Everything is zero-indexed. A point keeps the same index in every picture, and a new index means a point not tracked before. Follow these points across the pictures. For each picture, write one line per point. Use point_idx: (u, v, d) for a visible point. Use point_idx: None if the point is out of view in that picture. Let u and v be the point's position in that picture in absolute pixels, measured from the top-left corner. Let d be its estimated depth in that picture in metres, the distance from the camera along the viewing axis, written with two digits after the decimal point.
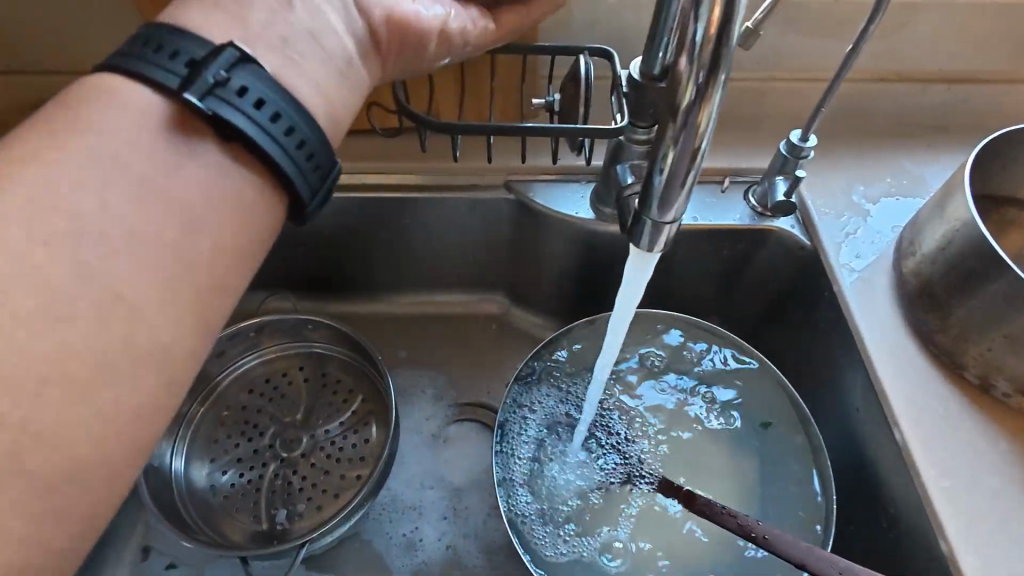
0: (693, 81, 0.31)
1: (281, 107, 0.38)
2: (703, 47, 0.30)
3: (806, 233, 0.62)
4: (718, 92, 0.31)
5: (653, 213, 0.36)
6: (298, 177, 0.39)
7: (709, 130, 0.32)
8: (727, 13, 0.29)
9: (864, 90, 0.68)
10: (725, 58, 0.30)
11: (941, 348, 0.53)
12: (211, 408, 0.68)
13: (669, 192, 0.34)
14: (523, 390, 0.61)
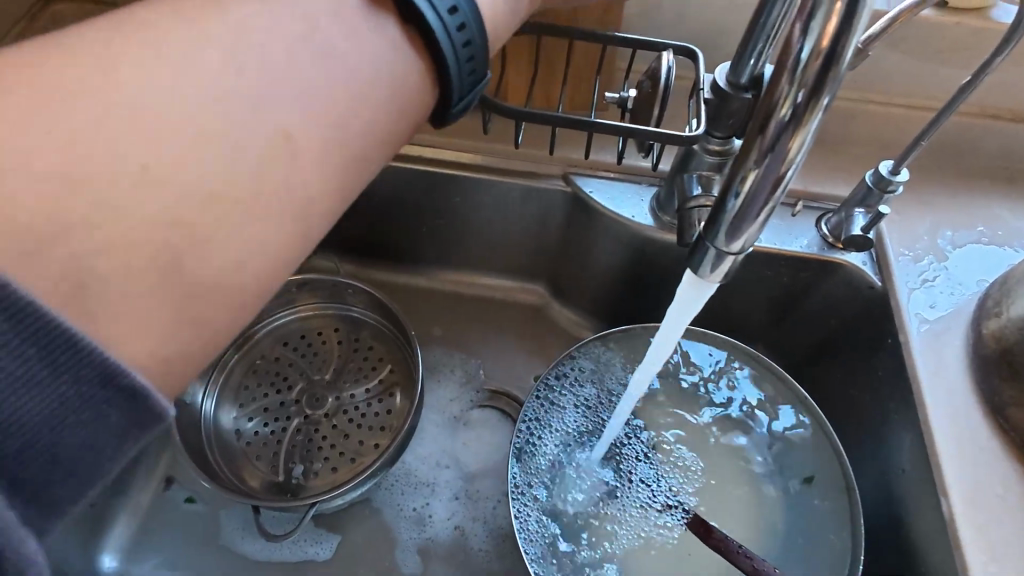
0: (791, 100, 0.28)
1: (461, 3, 0.35)
2: (809, 63, 0.27)
3: (878, 272, 0.58)
4: (818, 116, 0.28)
5: (716, 242, 0.33)
6: (455, 76, 0.36)
7: (800, 156, 0.29)
8: (843, 28, 0.26)
9: (972, 124, 0.62)
10: (833, 78, 0.27)
11: (1011, 423, 0.48)
12: (245, 356, 0.70)
13: (742, 220, 0.31)
14: (550, 389, 0.59)
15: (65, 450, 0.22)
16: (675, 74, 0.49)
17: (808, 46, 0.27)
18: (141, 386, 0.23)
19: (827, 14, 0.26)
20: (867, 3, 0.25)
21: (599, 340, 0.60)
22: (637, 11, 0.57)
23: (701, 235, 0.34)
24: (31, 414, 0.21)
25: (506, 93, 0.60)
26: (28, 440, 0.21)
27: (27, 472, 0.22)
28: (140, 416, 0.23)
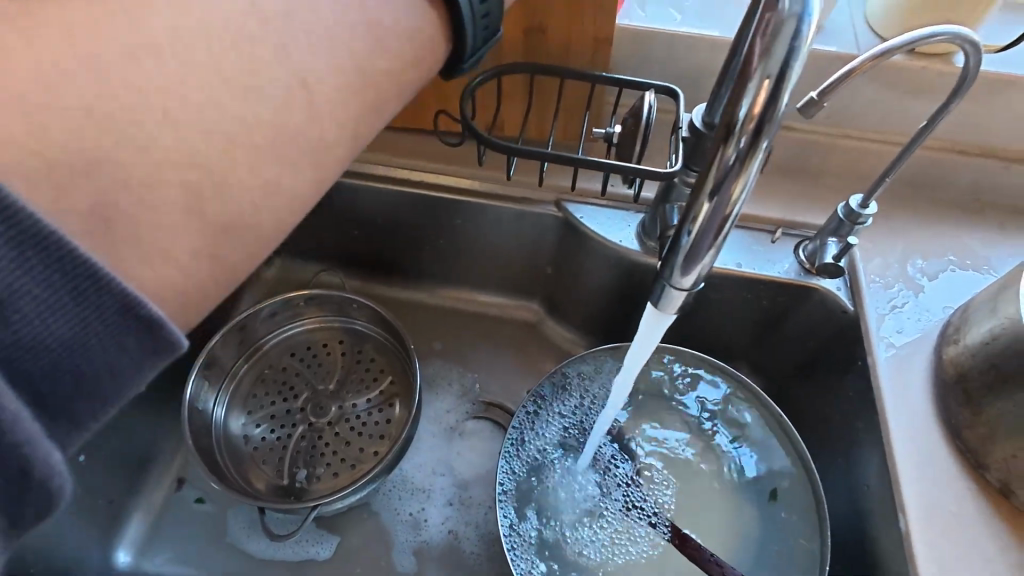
0: (731, 155, 0.32)
1: None
2: (745, 125, 0.31)
3: (851, 297, 0.61)
4: (755, 168, 0.32)
5: (672, 278, 0.36)
6: (468, 26, 0.41)
7: (742, 201, 0.33)
8: (771, 98, 0.30)
9: (942, 159, 0.65)
10: (765, 137, 0.31)
11: (967, 443, 0.51)
12: (254, 366, 0.74)
13: (694, 257, 0.34)
14: (537, 402, 0.63)
15: (87, 372, 0.26)
16: (656, 113, 0.53)
17: (743, 111, 0.31)
18: (153, 318, 0.26)
19: (758, 86, 0.30)
20: (790, 78, 0.30)
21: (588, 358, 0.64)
22: (625, 51, 0.61)
23: (660, 274, 0.37)
24: (58, 336, 0.25)
25: (502, 124, 0.64)
26: (54, 354, 0.25)
27: (57, 383, 0.25)
28: (154, 345, 0.26)
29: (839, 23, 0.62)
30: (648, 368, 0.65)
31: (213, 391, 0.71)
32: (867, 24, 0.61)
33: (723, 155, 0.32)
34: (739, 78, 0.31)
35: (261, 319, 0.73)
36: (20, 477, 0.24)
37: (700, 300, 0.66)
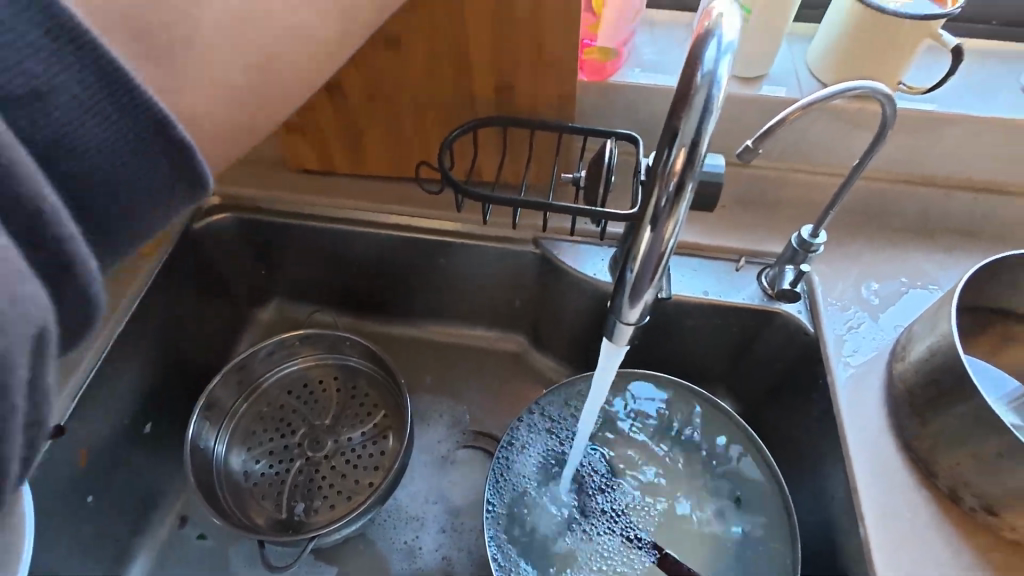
0: (658, 207, 0.37)
1: None
2: (668, 183, 0.36)
3: (811, 319, 0.65)
4: (681, 218, 0.37)
5: (622, 314, 0.41)
6: None
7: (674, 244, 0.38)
8: (688, 161, 0.35)
9: (888, 189, 0.71)
10: (686, 193, 0.36)
11: (917, 453, 0.55)
12: (253, 404, 0.78)
13: (637, 294, 0.39)
14: (522, 430, 0.66)
15: (124, 181, 0.30)
16: (616, 159, 0.58)
17: (666, 171, 0.36)
18: (181, 137, 0.30)
19: (676, 150, 0.35)
20: (702, 145, 0.34)
21: (567, 386, 0.67)
22: (588, 103, 0.67)
23: (612, 309, 0.42)
24: (103, 138, 0.28)
25: (479, 170, 0.69)
26: (96, 161, 0.29)
27: (97, 193, 0.29)
28: (184, 165, 0.31)
29: (784, 70, 0.68)
30: (627, 394, 0.69)
31: (214, 430, 0.74)
32: (809, 69, 0.67)
33: (653, 205, 0.37)
34: (664, 135, 0.36)
35: (259, 359, 0.77)
36: (59, 246, 0.26)
37: (672, 327, 0.70)
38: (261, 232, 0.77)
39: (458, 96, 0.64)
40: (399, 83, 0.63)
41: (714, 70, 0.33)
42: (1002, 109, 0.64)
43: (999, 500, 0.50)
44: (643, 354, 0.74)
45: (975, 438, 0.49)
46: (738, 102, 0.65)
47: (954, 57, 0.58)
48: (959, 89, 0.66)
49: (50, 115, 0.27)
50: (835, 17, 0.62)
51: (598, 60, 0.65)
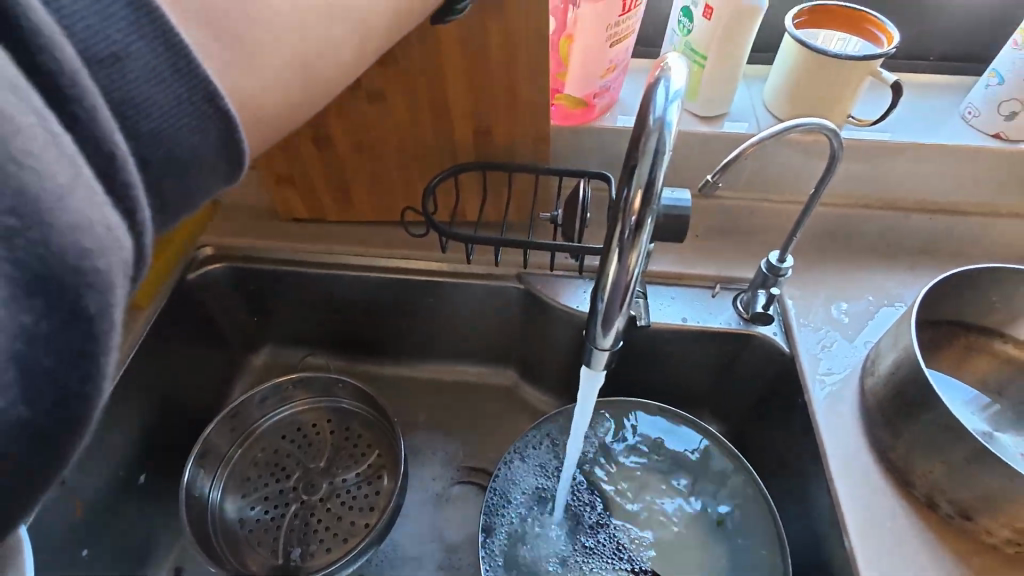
0: (621, 242, 0.40)
1: None
2: (629, 220, 0.39)
3: (786, 340, 0.68)
4: (642, 250, 0.40)
5: (597, 340, 0.44)
6: None
7: (639, 274, 0.42)
8: (645, 200, 0.38)
9: (851, 214, 0.75)
10: (646, 228, 0.39)
11: (893, 464, 0.57)
12: (247, 450, 0.78)
13: (610, 321, 0.43)
14: (514, 462, 0.67)
15: (179, 149, 0.31)
16: (591, 198, 0.62)
17: (625, 209, 0.39)
18: (230, 112, 0.32)
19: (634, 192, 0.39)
20: (656, 186, 0.38)
21: (556, 416, 0.69)
22: (562, 145, 0.71)
23: (586, 337, 0.45)
24: (164, 103, 0.29)
25: (462, 212, 0.73)
26: (159, 128, 0.30)
27: (156, 158, 0.30)
28: (231, 138, 0.33)
29: (743, 108, 0.72)
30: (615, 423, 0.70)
31: (208, 477, 0.75)
32: (766, 107, 0.72)
33: (617, 240, 0.40)
34: (622, 176, 0.39)
35: (253, 405, 0.78)
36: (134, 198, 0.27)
37: (655, 354, 0.72)
38: (253, 280, 0.79)
39: (439, 144, 0.68)
40: (384, 134, 0.67)
41: (664, 116, 0.37)
42: (946, 136, 0.69)
43: (974, 506, 0.52)
44: (629, 383, 0.76)
45: (941, 446, 0.52)
46: (702, 140, 0.69)
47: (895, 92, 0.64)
48: (904, 119, 0.71)
49: (121, 77, 0.28)
50: (785, 59, 0.67)
51: (568, 107, 0.69)
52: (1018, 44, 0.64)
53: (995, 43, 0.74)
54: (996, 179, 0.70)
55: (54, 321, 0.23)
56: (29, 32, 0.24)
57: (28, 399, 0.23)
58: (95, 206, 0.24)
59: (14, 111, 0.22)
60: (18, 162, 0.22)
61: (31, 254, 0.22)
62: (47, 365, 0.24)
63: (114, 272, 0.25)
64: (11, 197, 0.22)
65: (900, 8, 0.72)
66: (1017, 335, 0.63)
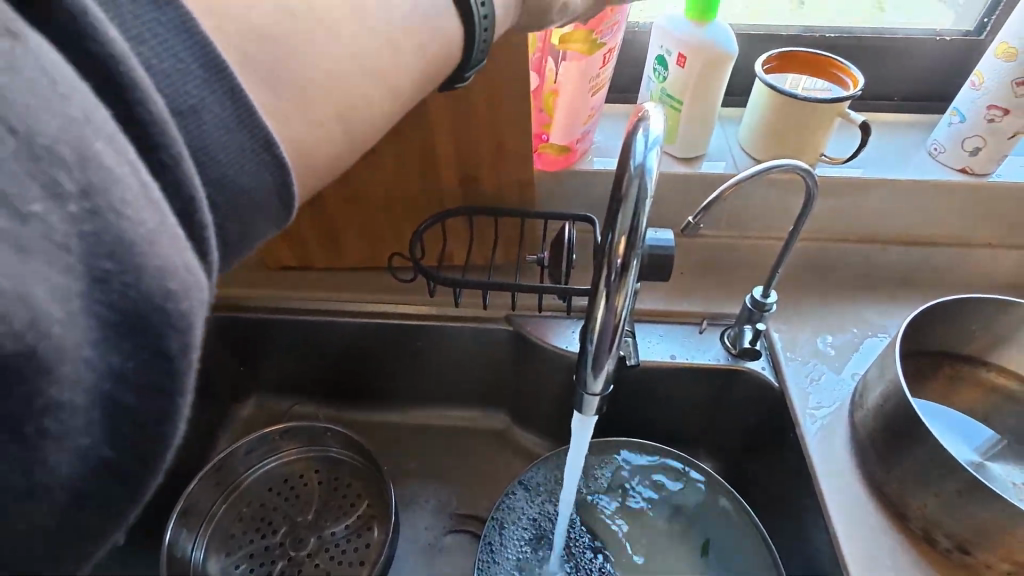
0: (607, 283, 0.41)
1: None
2: (614, 261, 0.40)
3: (775, 374, 0.68)
4: (628, 290, 0.41)
5: (588, 384, 0.44)
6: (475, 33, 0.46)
7: (627, 313, 0.42)
8: (629, 242, 0.39)
9: (831, 247, 0.76)
10: (631, 268, 0.40)
11: (888, 498, 0.57)
12: (232, 505, 0.76)
13: (599, 361, 0.43)
14: (509, 508, 0.66)
15: (240, 194, 0.31)
16: (576, 241, 0.63)
17: (610, 251, 0.40)
18: (285, 160, 0.32)
19: (618, 234, 0.40)
20: (640, 228, 0.39)
21: (549, 460, 0.68)
22: (547, 189, 0.73)
23: (576, 382, 0.45)
24: (229, 152, 0.30)
25: (448, 256, 0.73)
26: (223, 173, 0.30)
27: (221, 203, 0.30)
28: (285, 184, 0.32)
29: (720, 149, 0.75)
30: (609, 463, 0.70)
31: (191, 535, 0.72)
32: (742, 147, 0.75)
33: (603, 282, 0.41)
34: (606, 220, 0.40)
35: (237, 457, 0.76)
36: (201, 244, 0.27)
37: (646, 393, 0.72)
38: (238, 328, 0.78)
39: (424, 190, 0.69)
40: (372, 184, 0.68)
41: (644, 162, 0.38)
42: (917, 172, 0.72)
43: (971, 539, 0.52)
44: (622, 422, 0.75)
45: (935, 478, 0.52)
46: (681, 181, 0.71)
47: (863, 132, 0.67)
48: (874, 156, 0.74)
49: (196, 129, 0.28)
50: (757, 102, 0.70)
51: (553, 154, 0.70)
52: (975, 84, 0.67)
53: (955, 83, 0.78)
54: (967, 211, 0.73)
55: (137, 359, 0.24)
56: (126, 87, 0.24)
57: (108, 438, 0.24)
58: (179, 250, 0.25)
59: (113, 163, 0.23)
60: (116, 211, 0.23)
61: (123, 296, 0.23)
62: (130, 404, 0.24)
63: (194, 313, 0.25)
64: (107, 243, 0.22)
65: (863, 52, 0.76)
66: (1000, 363, 0.64)
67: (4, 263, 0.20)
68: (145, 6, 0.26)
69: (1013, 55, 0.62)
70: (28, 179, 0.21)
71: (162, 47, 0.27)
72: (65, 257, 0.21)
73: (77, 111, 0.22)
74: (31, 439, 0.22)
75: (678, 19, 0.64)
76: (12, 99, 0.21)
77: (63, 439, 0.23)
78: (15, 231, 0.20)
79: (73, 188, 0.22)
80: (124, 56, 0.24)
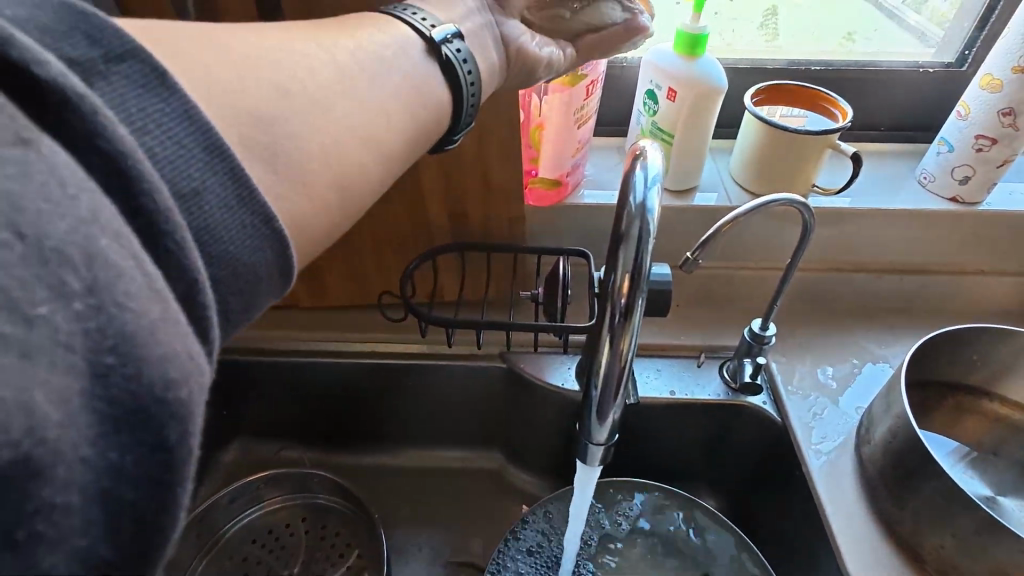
0: (611, 326, 0.39)
1: (464, 48, 0.47)
2: (618, 303, 0.39)
3: (776, 408, 0.66)
4: (634, 332, 0.39)
5: (591, 433, 0.43)
6: (462, 89, 0.47)
7: (632, 355, 0.40)
8: (633, 283, 0.38)
9: (825, 277, 0.76)
10: (636, 310, 0.39)
11: (900, 538, 0.55)
12: (213, 559, 0.72)
13: (604, 408, 0.41)
14: (512, 543, 0.63)
15: (244, 267, 0.30)
16: (570, 277, 0.62)
17: (614, 292, 0.39)
18: (285, 233, 0.32)
19: (621, 276, 0.38)
20: (644, 269, 0.38)
21: (551, 504, 0.65)
22: (540, 226, 0.72)
23: (580, 431, 0.44)
24: (231, 229, 0.29)
25: (440, 293, 0.71)
26: (226, 250, 0.29)
27: (221, 277, 0.29)
28: (283, 255, 0.32)
29: (712, 181, 0.74)
30: (615, 500, 0.67)
31: None
32: (733, 178, 0.74)
33: (607, 325, 0.40)
34: (609, 261, 0.39)
35: (220, 507, 0.73)
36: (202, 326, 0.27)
37: (646, 431, 0.70)
38: (220, 372, 0.76)
39: (414, 228, 0.67)
40: (361, 226, 0.67)
41: (646, 201, 0.37)
42: (908, 202, 0.72)
43: None
44: (622, 461, 0.73)
45: (948, 518, 0.51)
46: (675, 213, 0.71)
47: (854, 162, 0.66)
48: (865, 186, 0.74)
49: (198, 210, 0.28)
50: (746, 134, 0.70)
51: (543, 189, 0.70)
52: (961, 115, 0.68)
53: (940, 112, 0.78)
54: (961, 238, 0.73)
55: (137, 453, 0.23)
56: (134, 180, 0.25)
57: (106, 536, 0.23)
58: (182, 336, 0.24)
59: (118, 258, 0.23)
60: (120, 305, 0.23)
61: (123, 388, 0.22)
62: (129, 498, 0.23)
63: (194, 399, 0.25)
64: (110, 336, 0.22)
65: (848, 85, 0.77)
66: (1003, 393, 0.63)
67: (8, 370, 0.20)
68: (149, 99, 0.27)
69: (998, 85, 0.63)
70: (35, 281, 0.21)
71: (165, 136, 0.27)
72: (68, 356, 0.21)
73: (84, 210, 0.23)
74: (23, 546, 0.20)
75: (666, 53, 0.64)
76: (26, 208, 0.22)
77: (59, 543, 0.21)
78: (22, 336, 0.20)
79: (79, 287, 0.22)
80: (131, 153, 0.25)
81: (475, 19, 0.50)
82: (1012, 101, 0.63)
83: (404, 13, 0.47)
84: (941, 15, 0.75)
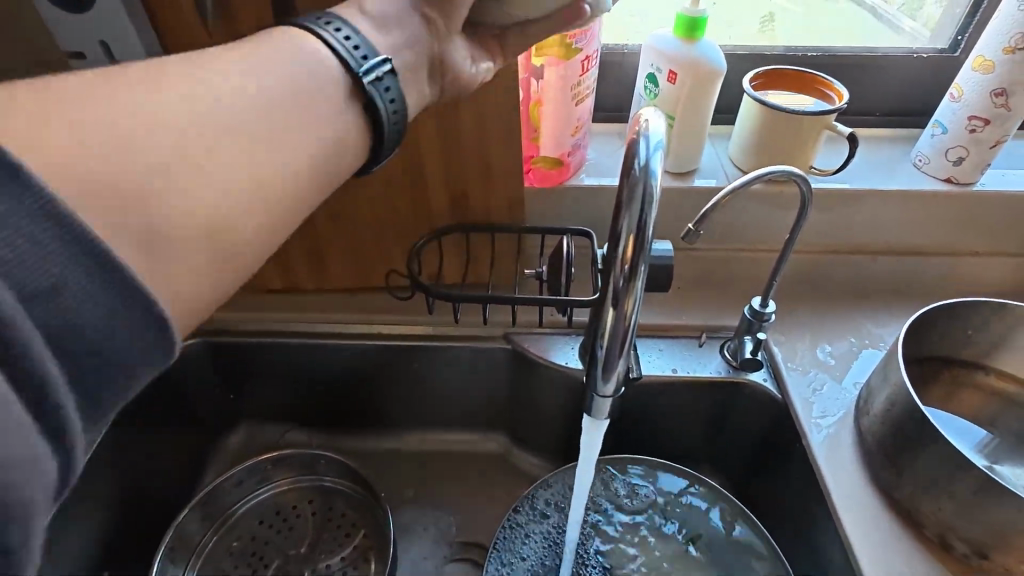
0: (618, 284, 0.41)
1: (391, 83, 0.45)
2: (623, 263, 0.40)
3: (776, 385, 0.67)
4: (638, 291, 0.41)
5: (597, 387, 0.44)
6: (385, 127, 0.45)
7: (636, 312, 0.42)
8: (638, 243, 0.39)
9: (822, 259, 0.77)
10: (640, 269, 0.40)
11: (899, 504, 0.56)
12: (223, 537, 0.73)
13: (609, 363, 0.43)
14: (543, 489, 0.65)
15: (113, 354, 0.31)
16: (574, 253, 0.63)
17: (620, 253, 0.40)
18: (163, 316, 0.32)
19: (627, 237, 0.40)
20: (649, 230, 0.39)
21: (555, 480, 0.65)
22: (542, 208, 0.73)
23: (586, 385, 0.45)
24: (91, 321, 0.30)
25: (445, 274, 0.73)
26: (91, 338, 0.30)
27: (90, 361, 0.31)
28: (160, 337, 0.32)
29: (712, 165, 0.76)
30: (640, 471, 0.67)
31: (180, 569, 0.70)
32: (732, 163, 0.76)
33: (613, 284, 0.41)
34: (613, 223, 0.40)
35: (228, 488, 0.73)
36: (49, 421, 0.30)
37: (647, 409, 0.71)
38: (227, 354, 0.76)
39: (418, 207, 0.68)
40: (364, 209, 0.68)
41: (649, 163, 0.38)
42: (903, 183, 0.73)
43: (987, 542, 0.51)
44: (625, 440, 0.74)
45: (946, 481, 0.52)
46: (676, 195, 0.72)
47: (851, 143, 0.68)
48: (860, 168, 0.75)
49: (57, 305, 0.29)
50: (745, 118, 0.72)
51: (544, 168, 0.71)
52: (954, 97, 0.69)
53: (934, 99, 0.80)
54: (955, 220, 0.74)
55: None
56: None
57: None
58: (17, 447, 0.28)
59: None
60: None
61: None
62: None
63: (35, 495, 0.29)
64: None
65: (843, 71, 0.78)
66: (999, 367, 0.64)
67: None
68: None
69: (990, 67, 0.65)
70: None
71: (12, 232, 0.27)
72: None
73: None
74: None
75: (667, 37, 0.66)
76: None
77: None
78: None
79: None
80: None
81: (408, 42, 0.47)
82: (1004, 82, 0.64)
83: (326, 28, 0.43)
84: (933, 22, 0.78)
